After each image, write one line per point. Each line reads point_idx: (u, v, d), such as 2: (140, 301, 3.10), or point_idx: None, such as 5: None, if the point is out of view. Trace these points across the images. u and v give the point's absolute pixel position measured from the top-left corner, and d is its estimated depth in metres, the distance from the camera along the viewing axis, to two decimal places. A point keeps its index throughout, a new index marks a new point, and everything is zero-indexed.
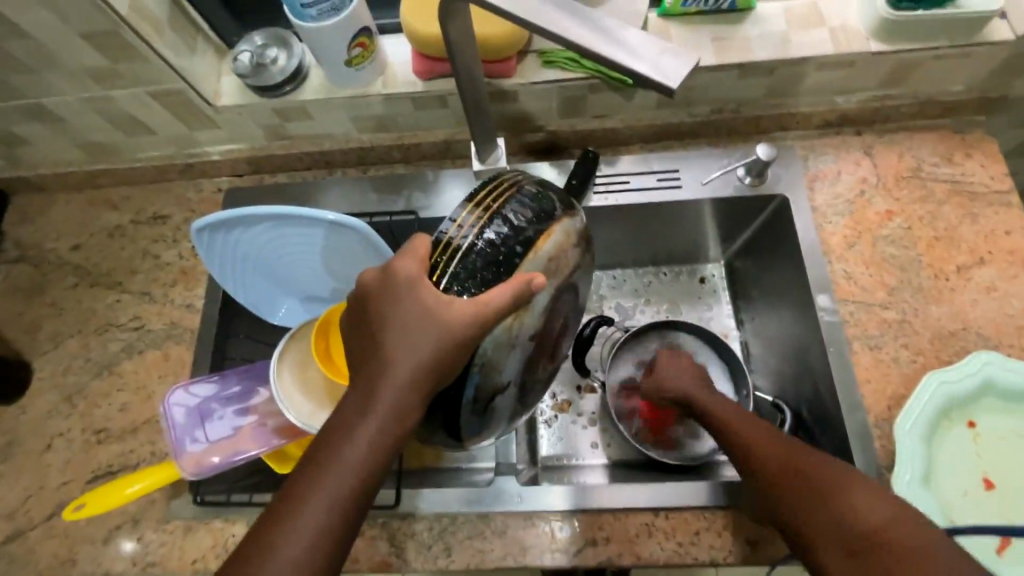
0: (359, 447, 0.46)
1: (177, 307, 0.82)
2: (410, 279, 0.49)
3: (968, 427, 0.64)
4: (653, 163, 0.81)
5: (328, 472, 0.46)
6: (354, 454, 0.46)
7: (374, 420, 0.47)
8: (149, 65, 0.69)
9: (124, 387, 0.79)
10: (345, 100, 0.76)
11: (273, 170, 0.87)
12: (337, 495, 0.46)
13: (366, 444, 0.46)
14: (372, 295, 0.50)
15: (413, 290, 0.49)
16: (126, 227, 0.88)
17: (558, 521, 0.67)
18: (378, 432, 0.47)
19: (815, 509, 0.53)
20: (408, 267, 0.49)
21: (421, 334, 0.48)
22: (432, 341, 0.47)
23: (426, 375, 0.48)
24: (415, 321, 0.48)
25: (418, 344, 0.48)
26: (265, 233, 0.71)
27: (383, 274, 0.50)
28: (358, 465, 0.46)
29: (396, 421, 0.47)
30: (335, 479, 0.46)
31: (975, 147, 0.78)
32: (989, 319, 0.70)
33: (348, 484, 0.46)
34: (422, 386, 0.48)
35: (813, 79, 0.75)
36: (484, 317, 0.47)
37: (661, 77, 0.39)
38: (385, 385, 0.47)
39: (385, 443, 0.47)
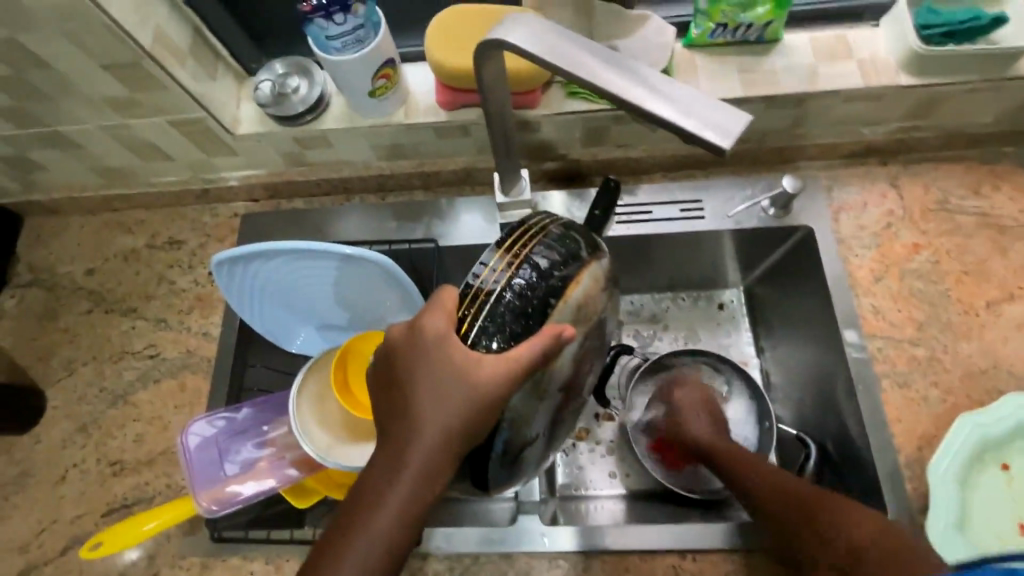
0: (389, 512, 0.46)
1: (193, 335, 0.81)
2: (438, 336, 0.48)
3: (1002, 470, 0.63)
4: (675, 192, 0.80)
5: (357, 536, 0.46)
6: (383, 520, 0.46)
7: (403, 484, 0.46)
8: (170, 95, 0.69)
9: (140, 417, 0.78)
10: (366, 129, 0.76)
11: (290, 196, 0.86)
12: (367, 561, 0.45)
13: (396, 508, 0.46)
14: (400, 352, 0.49)
15: (440, 348, 0.48)
16: (141, 252, 0.87)
17: (582, 561, 0.66)
18: (408, 496, 0.46)
19: (810, 537, 0.57)
20: (436, 323, 0.48)
21: (448, 394, 0.47)
22: (463, 402, 0.46)
23: (454, 437, 0.47)
24: (443, 380, 0.47)
25: (448, 404, 0.47)
26: (285, 265, 0.70)
27: (410, 330, 0.49)
28: (388, 529, 0.46)
29: (424, 485, 0.46)
30: (365, 545, 0.45)
31: (1003, 180, 0.77)
32: (1021, 357, 0.69)
33: (377, 548, 0.46)
34: (451, 448, 0.47)
35: (840, 111, 0.74)
36: (513, 373, 0.46)
37: (713, 138, 0.40)
38: (413, 448, 0.47)
39: (414, 507, 0.46)
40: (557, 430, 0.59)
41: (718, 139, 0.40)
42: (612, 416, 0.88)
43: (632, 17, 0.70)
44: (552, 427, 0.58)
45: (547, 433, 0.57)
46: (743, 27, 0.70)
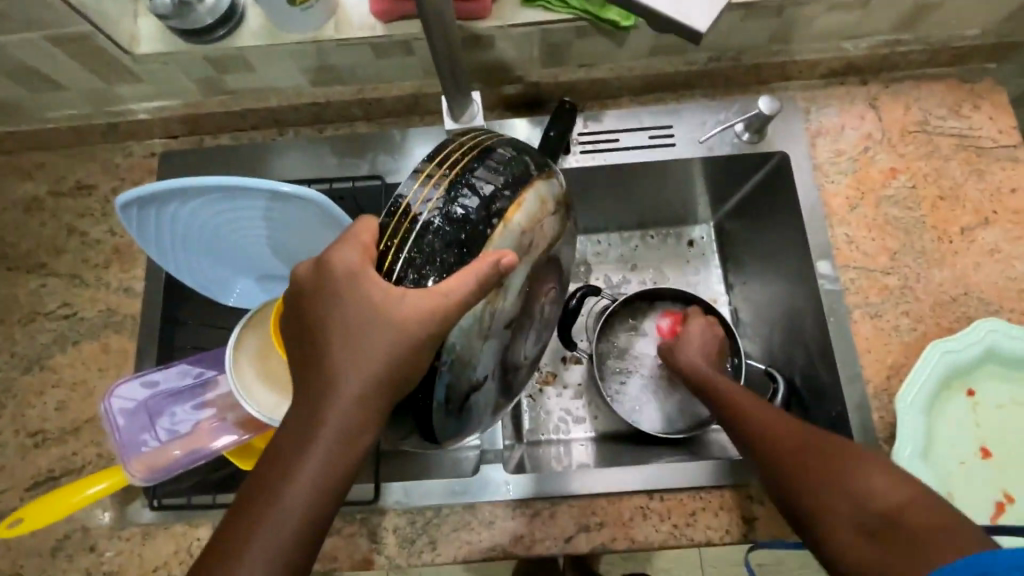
0: (308, 470, 0.41)
1: (114, 292, 0.73)
2: (350, 271, 0.42)
3: (968, 396, 0.62)
4: (644, 118, 0.73)
5: (274, 504, 0.40)
6: (303, 484, 0.41)
7: (322, 441, 0.41)
8: (42, 4, 0.57)
9: (60, 383, 0.70)
10: (291, 47, 0.65)
11: (213, 131, 0.76)
12: (290, 525, 0.40)
13: (316, 470, 0.41)
14: (309, 294, 0.43)
15: (354, 287, 0.42)
16: (44, 199, 0.76)
17: (551, 507, 0.64)
18: (330, 451, 0.41)
19: (822, 491, 0.50)
20: (349, 257, 0.42)
21: (368, 338, 0.41)
22: (385, 343, 0.41)
23: (379, 385, 0.42)
24: (361, 320, 0.42)
25: (368, 347, 0.41)
26: (205, 208, 0.61)
27: (319, 268, 0.43)
28: (308, 490, 0.41)
29: (347, 441, 0.41)
30: (285, 509, 0.40)
31: (983, 98, 0.73)
32: (991, 283, 0.67)
33: (297, 515, 0.41)
34: (373, 395, 0.42)
35: (821, 23, 0.68)
36: (439, 309, 0.40)
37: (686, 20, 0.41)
38: (332, 401, 0.41)
39: (339, 466, 0.41)
40: (514, 373, 0.54)
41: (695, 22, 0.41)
42: (579, 358, 0.85)
43: None
44: (507, 370, 0.53)
45: (500, 378, 0.52)
46: None
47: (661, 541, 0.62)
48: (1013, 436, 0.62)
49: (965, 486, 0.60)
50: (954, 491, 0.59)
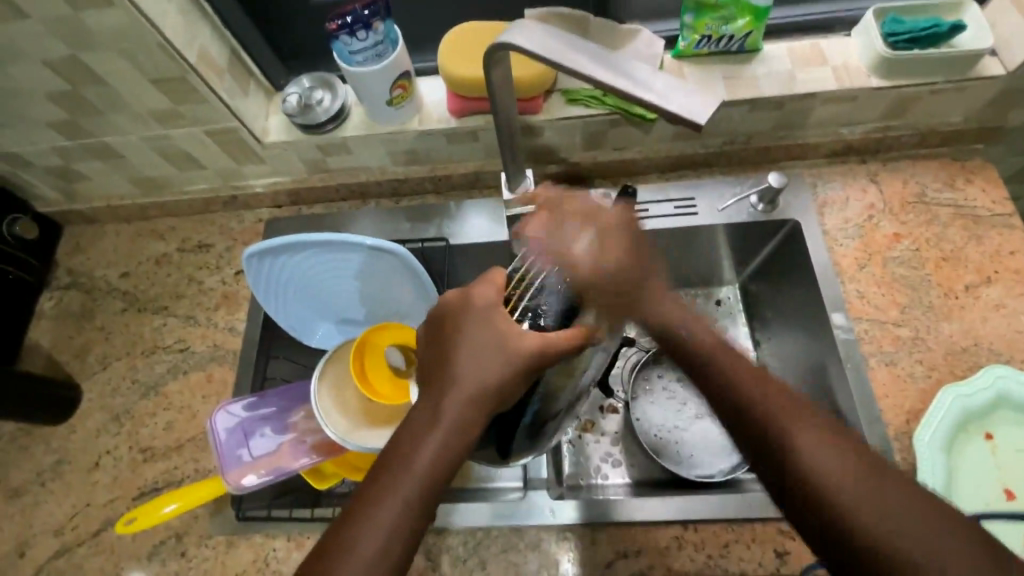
0: (429, 454, 0.50)
1: (221, 330, 0.87)
2: (486, 305, 0.55)
3: (986, 440, 0.67)
4: (671, 191, 0.86)
5: (398, 478, 0.49)
6: (422, 463, 0.50)
7: (442, 431, 0.51)
8: (207, 107, 0.76)
9: (170, 407, 0.82)
10: (383, 136, 0.82)
11: (311, 201, 0.93)
12: (410, 498, 0.49)
13: (433, 455, 0.50)
14: (451, 315, 0.55)
15: (483, 314, 0.54)
16: (172, 255, 0.93)
17: (591, 534, 0.69)
18: (448, 441, 0.51)
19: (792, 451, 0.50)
20: (486, 294, 0.56)
21: (488, 355, 0.53)
22: (502, 361, 0.52)
23: (490, 394, 0.52)
24: (486, 341, 0.53)
25: (487, 362, 0.52)
26: (307, 258, 0.77)
27: (463, 297, 0.56)
28: (427, 471, 0.50)
29: (461, 432, 0.51)
30: (404, 484, 0.49)
31: (975, 174, 0.83)
32: (999, 335, 0.73)
33: (415, 491, 0.49)
34: (485, 400, 0.52)
35: (820, 112, 0.80)
36: (547, 345, 0.53)
37: (689, 115, 0.47)
38: (451, 397, 0.52)
39: (454, 453, 0.51)
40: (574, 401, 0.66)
41: (693, 116, 0.47)
42: (616, 407, 0.91)
43: (624, 31, 0.78)
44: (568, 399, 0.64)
45: (565, 407, 0.65)
46: (725, 38, 0.77)
47: (696, 571, 0.66)
48: None
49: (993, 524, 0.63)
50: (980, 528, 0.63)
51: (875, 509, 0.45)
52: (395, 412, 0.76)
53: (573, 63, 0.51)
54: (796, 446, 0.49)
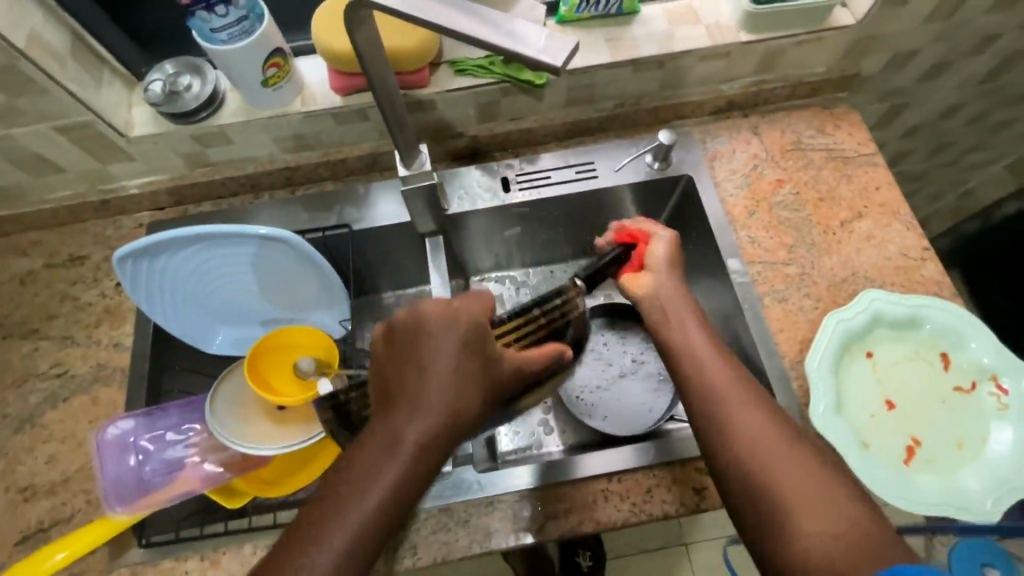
0: (381, 490, 0.47)
1: (104, 348, 0.79)
2: (447, 319, 0.51)
3: (867, 358, 0.73)
4: (571, 157, 0.87)
5: (345, 512, 0.46)
6: (368, 505, 0.46)
7: (400, 462, 0.47)
8: (51, 99, 0.68)
9: (51, 438, 0.74)
10: (264, 121, 0.78)
11: (197, 200, 0.87)
12: (358, 534, 0.46)
13: (389, 490, 0.47)
14: (409, 335, 0.51)
15: (445, 332, 0.51)
16: (39, 272, 0.83)
17: (518, 503, 0.69)
18: (404, 475, 0.47)
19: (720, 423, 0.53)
20: (442, 309, 0.52)
21: (458, 380, 0.50)
22: (471, 387, 0.50)
23: (453, 421, 0.49)
24: (449, 362, 0.50)
25: (450, 386, 0.49)
26: (194, 254, 0.71)
27: (422, 315, 0.52)
28: (380, 507, 0.47)
29: (422, 465, 0.48)
30: (353, 516, 0.46)
31: (842, 120, 0.90)
32: (872, 263, 0.79)
33: (366, 524, 0.46)
34: (449, 428, 0.49)
35: (699, 70, 0.84)
36: (523, 371, 0.53)
37: (545, 58, 0.44)
38: (408, 426, 0.48)
39: (405, 488, 0.47)
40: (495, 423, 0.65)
41: (549, 58, 0.44)
42: None
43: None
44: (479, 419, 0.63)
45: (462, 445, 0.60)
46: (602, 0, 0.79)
47: (623, 520, 0.68)
48: (914, 388, 0.71)
49: (878, 435, 0.69)
50: (868, 439, 0.68)
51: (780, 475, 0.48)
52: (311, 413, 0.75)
53: (425, 14, 0.48)
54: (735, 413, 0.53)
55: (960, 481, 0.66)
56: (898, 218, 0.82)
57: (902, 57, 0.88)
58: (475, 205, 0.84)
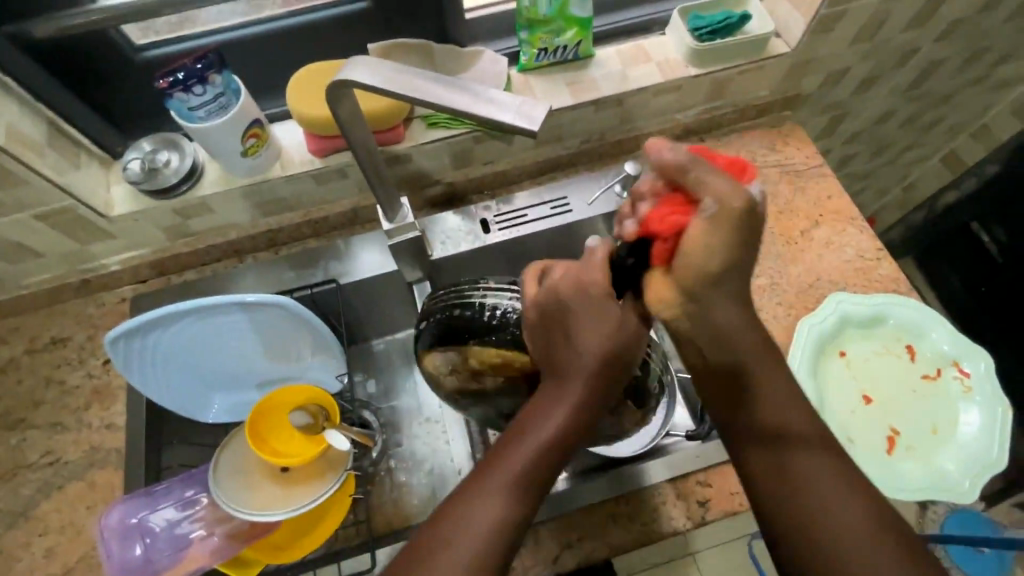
0: (523, 461, 0.49)
1: (96, 430, 0.78)
2: (567, 281, 0.51)
3: (841, 357, 0.78)
4: (545, 194, 0.91)
5: (490, 483, 0.48)
6: (516, 474, 0.49)
7: (541, 434, 0.50)
8: (30, 188, 0.68)
9: (47, 530, 0.72)
10: (245, 188, 0.79)
11: (180, 269, 0.87)
12: (502, 508, 0.47)
13: (537, 460, 0.49)
14: (543, 302, 0.52)
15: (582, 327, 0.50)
16: (20, 359, 0.82)
17: (531, 536, 0.70)
18: (552, 443, 0.49)
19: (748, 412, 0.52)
20: (557, 272, 0.53)
21: (586, 341, 0.50)
22: (598, 348, 0.50)
23: (596, 384, 0.50)
24: (582, 327, 0.50)
25: (586, 351, 0.50)
26: (186, 328, 0.72)
27: (546, 288, 0.53)
28: (530, 477, 0.49)
29: (563, 433, 0.50)
30: (500, 489, 0.48)
31: (789, 137, 0.97)
32: (834, 267, 0.85)
33: (507, 501, 0.48)
34: (596, 392, 0.50)
35: (655, 103, 0.90)
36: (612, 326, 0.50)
37: (523, 123, 0.48)
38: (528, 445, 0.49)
39: (544, 461, 0.49)
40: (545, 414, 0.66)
41: (527, 124, 0.48)
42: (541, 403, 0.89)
43: (467, 54, 0.81)
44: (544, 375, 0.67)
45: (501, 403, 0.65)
46: (560, 48, 0.84)
47: (635, 541, 0.70)
48: (889, 382, 0.76)
49: (860, 428, 0.73)
50: (852, 434, 0.73)
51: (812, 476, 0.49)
52: (316, 471, 0.75)
53: (408, 90, 0.52)
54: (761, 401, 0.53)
55: (941, 463, 0.71)
56: (852, 223, 0.88)
57: (835, 76, 0.97)
58: (458, 248, 0.87)
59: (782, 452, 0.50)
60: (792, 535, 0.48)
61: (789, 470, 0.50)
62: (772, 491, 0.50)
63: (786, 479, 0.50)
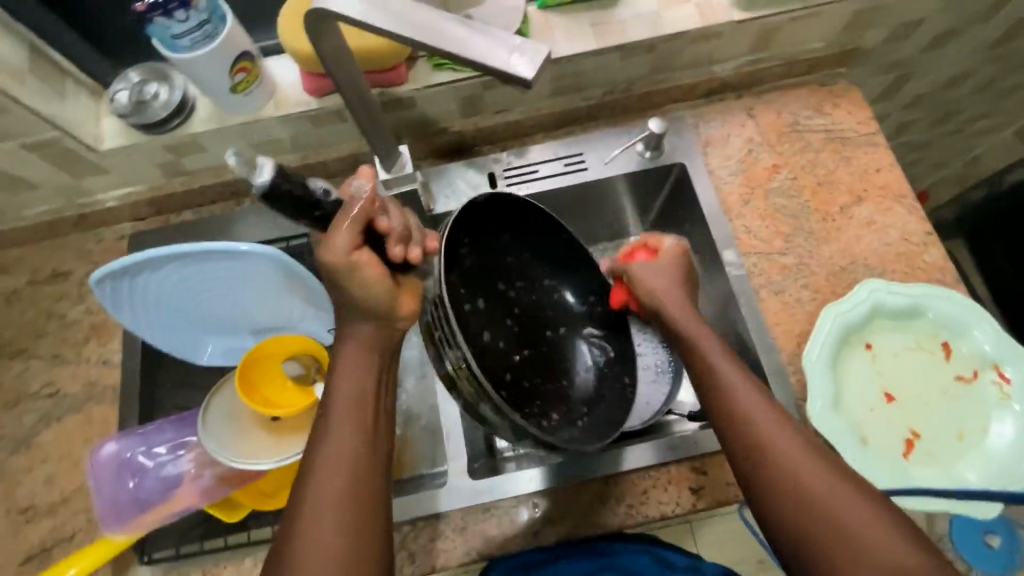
0: (339, 440, 0.50)
1: (94, 366, 0.78)
2: (347, 263, 0.52)
3: (866, 349, 0.71)
4: (559, 149, 0.84)
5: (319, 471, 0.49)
6: (340, 452, 0.50)
7: (342, 413, 0.52)
8: (13, 116, 0.66)
9: (47, 458, 0.74)
10: (238, 127, 0.75)
11: (177, 209, 0.85)
12: (340, 486, 0.49)
13: (349, 436, 0.51)
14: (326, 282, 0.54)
15: (362, 292, 0.53)
16: (23, 290, 0.82)
17: (515, 508, 0.69)
18: (351, 418, 0.51)
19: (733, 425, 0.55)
20: (340, 242, 0.52)
21: (365, 312, 0.54)
22: (369, 320, 0.55)
23: (371, 356, 0.54)
24: (356, 301, 0.54)
25: (358, 326, 0.55)
26: (176, 273, 0.70)
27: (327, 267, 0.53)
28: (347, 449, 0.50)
29: (357, 402, 0.52)
30: (329, 474, 0.49)
31: (841, 97, 0.86)
32: (872, 250, 0.77)
33: (341, 478, 0.49)
34: (370, 361, 0.54)
35: (690, 52, 0.80)
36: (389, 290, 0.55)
37: (514, 70, 0.42)
38: (331, 478, 0.49)
39: (354, 436, 0.51)
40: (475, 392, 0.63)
41: (520, 69, 0.42)
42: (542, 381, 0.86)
43: None
44: (558, 312, 0.75)
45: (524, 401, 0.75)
46: None
47: (620, 522, 0.68)
48: (915, 382, 0.70)
49: (876, 428, 0.68)
50: (866, 434, 0.67)
51: (807, 481, 0.50)
52: (304, 423, 0.74)
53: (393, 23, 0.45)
54: (751, 410, 0.54)
55: (962, 473, 0.65)
56: (899, 201, 0.79)
57: (905, 28, 0.84)
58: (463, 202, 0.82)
59: (768, 461, 0.52)
60: (795, 548, 0.49)
61: (758, 442, 0.53)
62: (777, 506, 0.51)
63: (782, 483, 0.51)
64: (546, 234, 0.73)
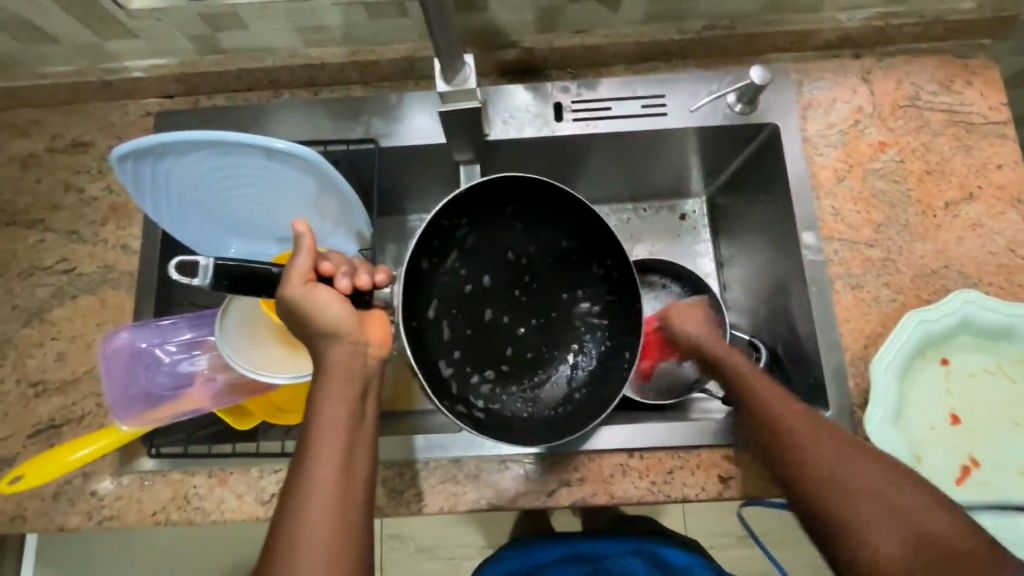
0: (322, 467, 0.48)
1: (111, 249, 0.74)
2: (302, 294, 0.51)
3: (941, 364, 0.64)
4: (638, 87, 0.74)
5: (305, 498, 0.47)
6: (322, 478, 0.48)
7: (323, 442, 0.49)
8: None
9: (59, 336, 0.72)
10: (284, 6, 0.67)
11: (210, 92, 0.77)
12: (327, 512, 0.47)
13: (332, 462, 0.48)
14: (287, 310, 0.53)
15: (330, 319, 0.52)
16: (41, 155, 0.77)
17: (532, 464, 0.66)
18: (332, 445, 0.49)
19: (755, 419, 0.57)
20: (302, 263, 0.52)
21: (343, 337, 0.52)
22: (346, 345, 0.52)
23: (353, 381, 0.52)
24: (329, 322, 0.52)
25: (334, 353, 0.52)
26: (206, 162, 0.63)
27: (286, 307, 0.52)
28: (329, 476, 0.48)
29: (338, 427, 0.50)
30: (314, 502, 0.47)
31: (976, 74, 0.73)
32: (971, 257, 0.68)
33: (327, 505, 0.47)
34: (352, 386, 0.51)
35: None
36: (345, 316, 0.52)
37: None
38: (313, 506, 0.47)
39: (337, 463, 0.48)
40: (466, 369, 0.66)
41: None
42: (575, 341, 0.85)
43: None
44: (571, 275, 0.68)
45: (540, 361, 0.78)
46: None
47: (639, 497, 0.65)
48: (986, 407, 0.64)
49: (934, 449, 0.62)
50: (921, 453, 0.62)
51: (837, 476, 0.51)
52: None
53: None
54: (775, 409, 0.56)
55: None
56: (1015, 207, 0.69)
57: None
58: (521, 132, 0.73)
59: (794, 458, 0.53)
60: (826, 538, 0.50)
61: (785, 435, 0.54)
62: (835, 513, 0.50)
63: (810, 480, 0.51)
64: (543, 202, 0.65)
